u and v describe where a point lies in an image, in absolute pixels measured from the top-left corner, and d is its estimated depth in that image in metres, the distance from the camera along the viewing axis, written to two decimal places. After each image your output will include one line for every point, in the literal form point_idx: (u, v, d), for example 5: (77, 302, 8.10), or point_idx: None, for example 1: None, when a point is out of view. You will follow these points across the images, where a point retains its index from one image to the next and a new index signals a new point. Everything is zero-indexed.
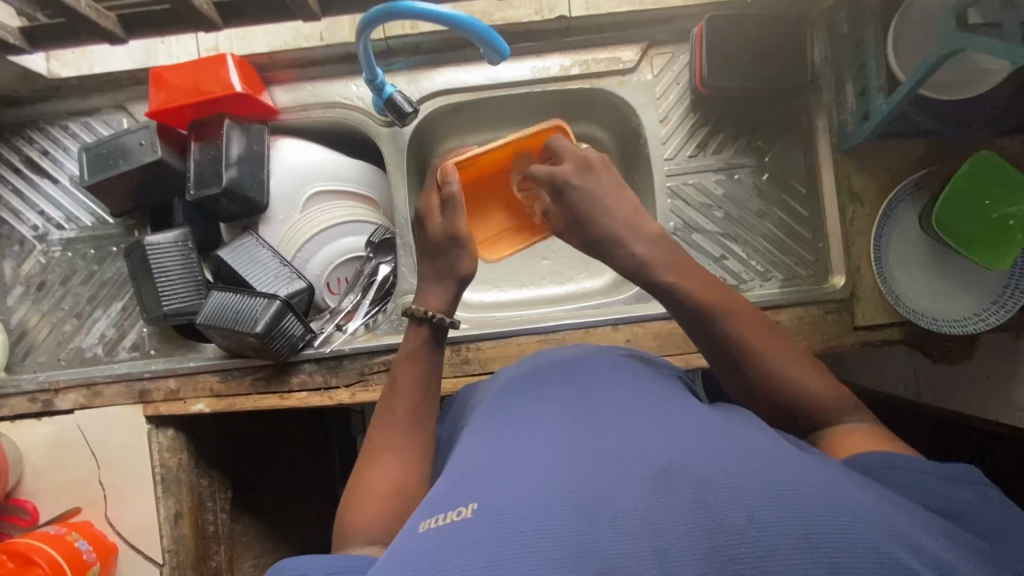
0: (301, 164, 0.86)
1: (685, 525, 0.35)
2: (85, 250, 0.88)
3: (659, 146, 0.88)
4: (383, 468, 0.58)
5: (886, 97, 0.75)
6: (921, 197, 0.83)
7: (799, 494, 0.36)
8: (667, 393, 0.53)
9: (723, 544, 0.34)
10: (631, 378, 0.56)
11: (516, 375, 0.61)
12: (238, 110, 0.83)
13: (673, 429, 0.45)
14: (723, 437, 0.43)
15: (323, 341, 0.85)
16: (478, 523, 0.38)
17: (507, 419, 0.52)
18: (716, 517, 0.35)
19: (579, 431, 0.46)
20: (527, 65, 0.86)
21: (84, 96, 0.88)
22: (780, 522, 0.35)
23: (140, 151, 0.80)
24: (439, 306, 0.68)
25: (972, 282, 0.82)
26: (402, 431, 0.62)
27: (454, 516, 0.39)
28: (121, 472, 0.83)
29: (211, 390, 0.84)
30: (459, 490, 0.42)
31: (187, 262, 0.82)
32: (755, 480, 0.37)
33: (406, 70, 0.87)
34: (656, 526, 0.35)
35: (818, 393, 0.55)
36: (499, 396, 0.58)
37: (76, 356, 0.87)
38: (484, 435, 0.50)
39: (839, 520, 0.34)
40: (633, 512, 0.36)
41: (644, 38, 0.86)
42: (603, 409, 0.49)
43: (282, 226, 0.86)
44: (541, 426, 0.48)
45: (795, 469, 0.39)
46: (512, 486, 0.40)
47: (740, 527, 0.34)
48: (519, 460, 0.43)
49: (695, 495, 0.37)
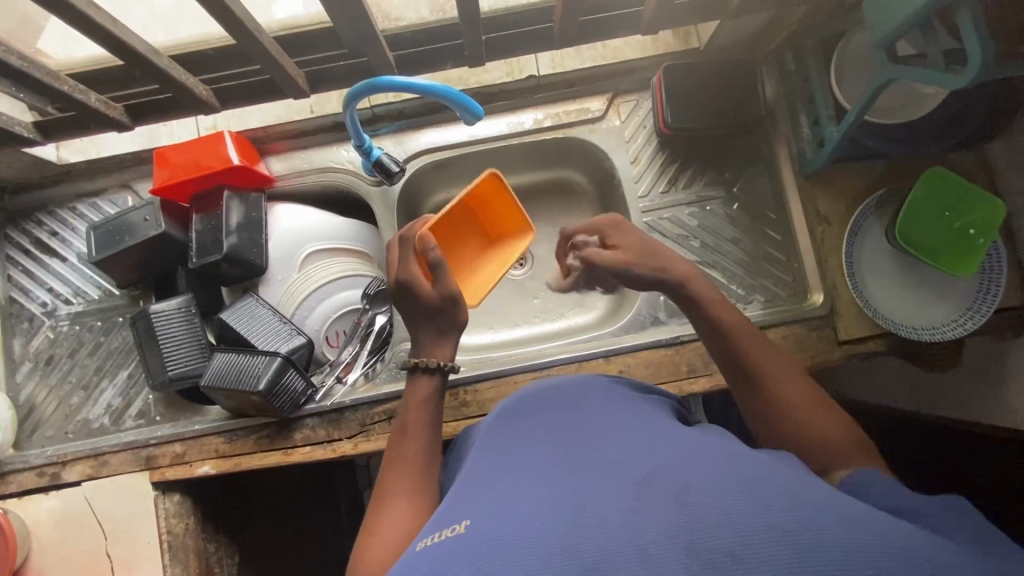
0: (297, 226, 0.91)
1: (663, 524, 0.37)
2: (92, 323, 0.92)
3: (633, 185, 0.93)
4: (394, 514, 0.58)
5: (836, 124, 0.81)
6: (885, 214, 0.88)
7: (775, 498, 0.38)
8: (650, 412, 0.55)
9: (699, 538, 0.36)
10: (616, 400, 0.58)
11: (511, 404, 0.64)
12: (236, 181, 0.88)
13: (657, 444, 0.47)
14: (705, 450, 0.45)
15: (324, 395, 0.87)
16: (468, 536, 0.40)
17: (502, 443, 0.54)
18: (693, 517, 0.37)
19: (568, 449, 0.48)
20: (503, 121, 0.93)
21: (92, 178, 0.94)
22: (753, 516, 0.37)
23: (145, 225, 0.85)
24: (443, 354, 0.69)
25: (948, 290, 0.85)
26: (412, 478, 0.62)
27: (449, 531, 0.42)
28: (128, 541, 0.84)
29: (216, 451, 0.86)
30: (456, 512, 0.45)
31: (191, 327, 0.86)
32: (730, 485, 0.39)
33: (392, 133, 0.94)
34: (635, 525, 0.37)
35: (831, 430, 0.57)
36: (497, 422, 0.61)
37: (84, 428, 0.89)
38: (481, 461, 0.53)
39: (809, 515, 0.37)
40: (615, 516, 0.38)
41: (609, 89, 0.93)
42: (590, 431, 0.51)
43: (280, 286, 0.90)
44: (532, 449, 0.50)
45: (767, 474, 0.41)
46: (502, 503, 0.43)
47: (714, 522, 0.36)
48: (510, 481, 0.46)
49: (674, 496, 0.39)
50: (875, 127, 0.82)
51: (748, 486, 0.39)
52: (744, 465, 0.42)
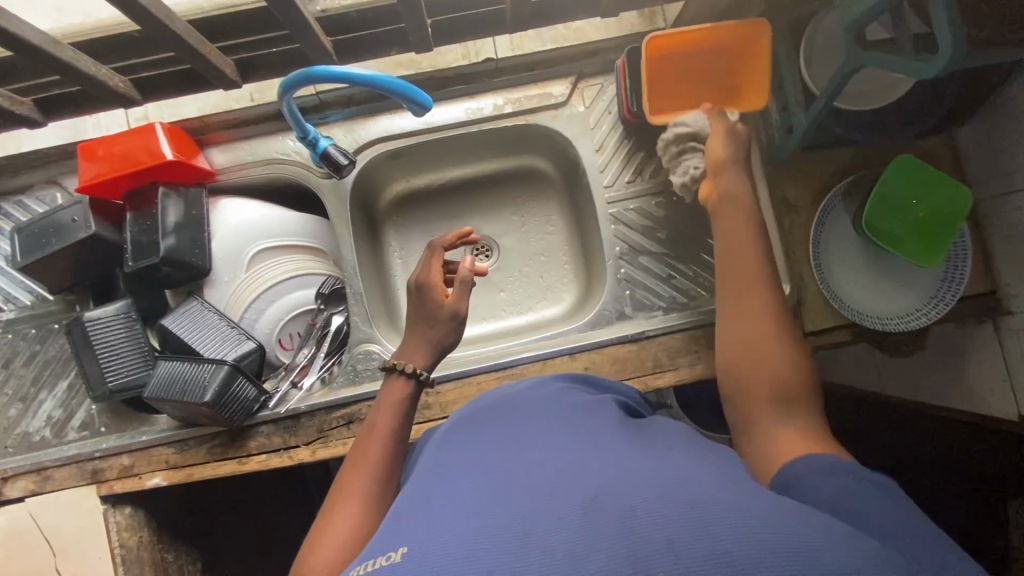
0: (242, 223, 0.86)
1: (607, 553, 0.35)
2: (25, 331, 0.86)
3: (597, 174, 0.89)
4: (347, 515, 0.55)
5: (804, 110, 0.78)
6: (853, 202, 0.85)
7: (724, 524, 0.36)
8: (596, 421, 0.53)
9: (644, 570, 0.34)
10: (563, 409, 0.56)
11: (459, 419, 0.61)
12: (171, 177, 0.82)
13: (606, 460, 0.45)
14: (657, 467, 0.43)
15: (279, 401, 0.83)
16: (403, 569, 0.37)
17: (447, 457, 0.51)
18: (637, 545, 0.35)
19: (514, 464, 0.45)
20: (460, 107, 0.88)
21: (15, 175, 0.87)
22: (696, 544, 0.35)
23: (73, 227, 0.79)
24: (421, 361, 0.68)
25: (913, 279, 0.84)
26: (373, 477, 0.59)
27: (384, 561, 0.38)
28: (78, 557, 0.81)
29: (167, 462, 0.82)
30: (392, 534, 0.41)
31: (132, 334, 0.81)
32: (673, 507, 0.37)
33: (341, 121, 0.88)
34: (579, 557, 0.35)
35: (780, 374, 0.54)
36: (445, 435, 0.58)
37: (23, 442, 0.84)
38: (421, 476, 0.49)
39: (755, 538, 0.35)
40: (560, 548, 0.36)
41: (571, 72, 0.88)
42: (531, 444, 0.48)
43: (227, 287, 0.85)
44: (473, 463, 0.47)
45: (710, 491, 0.39)
46: (440, 526, 0.39)
47: (659, 551, 0.35)
48: (448, 499, 0.42)
49: (622, 523, 0.36)
50: (843, 113, 0.79)
51: (697, 508, 0.37)
52: (697, 482, 0.41)
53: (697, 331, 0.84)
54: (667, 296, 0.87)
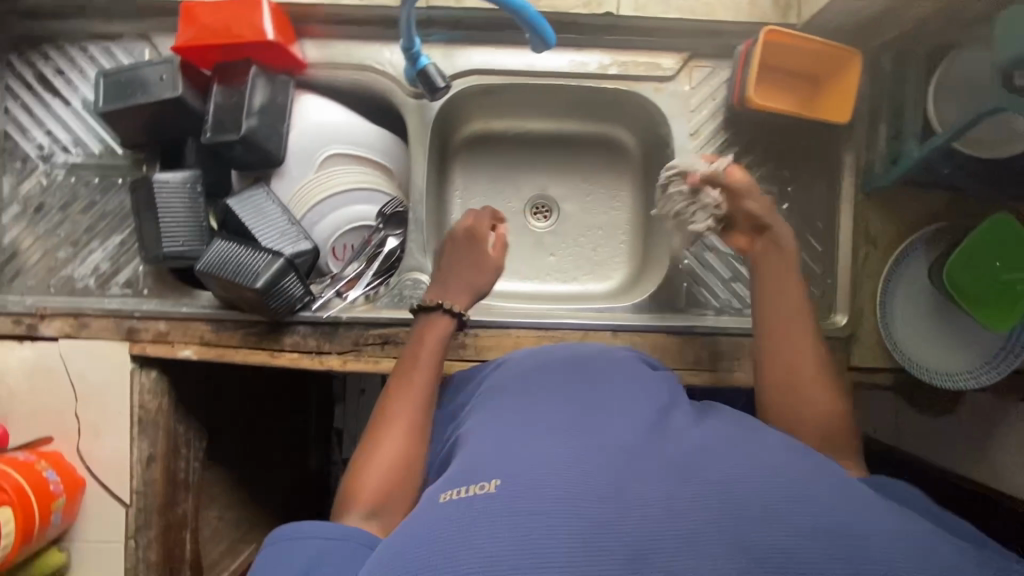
0: (323, 123, 0.85)
1: (706, 515, 0.38)
2: (89, 178, 0.86)
3: (686, 159, 0.86)
4: (392, 442, 0.58)
5: (919, 144, 0.76)
6: (936, 248, 0.82)
7: (808, 504, 0.39)
8: (670, 393, 0.55)
9: (743, 536, 0.37)
10: (638, 374, 0.57)
11: (523, 362, 0.64)
12: (266, 59, 0.81)
13: (683, 430, 0.47)
14: (733, 441, 0.46)
15: (321, 306, 0.84)
16: (503, 499, 0.40)
17: (522, 401, 0.54)
18: (734, 512, 0.38)
19: (594, 420, 0.48)
20: (565, 58, 0.85)
21: (109, 20, 0.85)
22: (793, 520, 0.38)
23: (159, 85, 0.77)
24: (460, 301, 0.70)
25: (970, 339, 0.81)
26: (415, 410, 0.61)
27: (476, 489, 0.42)
28: (99, 407, 0.83)
29: (201, 337, 0.83)
30: (480, 465, 0.45)
31: (193, 206, 0.81)
32: (764, 482, 0.40)
33: (443, 44, 0.85)
34: (678, 516, 0.38)
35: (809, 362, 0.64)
36: (510, 378, 0.61)
37: (66, 285, 0.85)
38: (502, 417, 0.52)
39: (839, 522, 0.38)
40: (656, 502, 0.39)
41: (686, 48, 0.85)
42: (614, 404, 0.51)
43: (295, 183, 0.85)
44: (556, 413, 0.50)
45: (796, 473, 0.42)
46: (532, 466, 0.43)
47: (756, 519, 0.38)
48: (535, 441, 0.46)
49: (712, 489, 0.40)
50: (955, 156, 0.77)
51: (780, 483, 0.40)
52: (775, 459, 0.44)
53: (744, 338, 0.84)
54: (723, 298, 0.86)
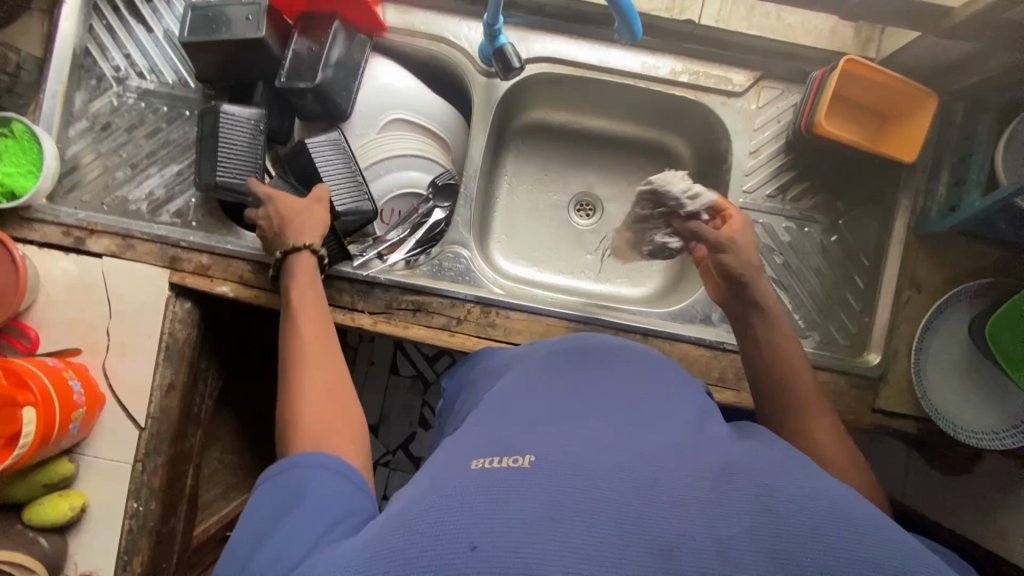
0: (391, 88, 0.87)
1: (745, 521, 0.35)
2: (158, 106, 0.88)
3: (742, 176, 0.87)
4: (311, 378, 0.60)
5: (982, 195, 0.75)
6: (980, 302, 0.81)
7: (853, 519, 0.37)
8: (706, 402, 0.53)
9: (783, 547, 0.34)
10: (674, 379, 0.55)
11: (557, 347, 0.61)
12: (349, 15, 0.82)
13: (727, 441, 0.45)
14: (776, 457, 0.43)
15: (362, 265, 0.84)
16: (535, 476, 0.38)
17: (559, 381, 0.52)
18: (776, 521, 0.36)
19: (633, 413, 0.46)
20: (638, 58, 0.86)
21: None
22: (842, 540, 0.35)
23: (243, 25, 0.80)
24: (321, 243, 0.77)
25: (1001, 400, 0.80)
26: (319, 344, 0.65)
27: (511, 461, 0.40)
28: (130, 328, 0.84)
29: (240, 276, 0.84)
30: (512, 438, 0.43)
31: (254, 144, 0.83)
32: (810, 498, 0.37)
33: (520, 27, 0.86)
34: (717, 519, 0.35)
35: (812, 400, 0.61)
36: (545, 358, 0.58)
37: (119, 205, 0.87)
38: (535, 393, 0.50)
39: (891, 548, 0.35)
40: (693, 500, 0.36)
41: (759, 67, 0.85)
42: (652, 401, 0.48)
43: (357, 141, 0.87)
44: (592, 399, 0.48)
45: (836, 494, 0.40)
46: (572, 447, 0.40)
47: (803, 534, 0.35)
48: (566, 423, 0.44)
49: (755, 497, 0.37)
50: None
51: (826, 501, 0.38)
52: (827, 483, 0.40)
53: None
54: None
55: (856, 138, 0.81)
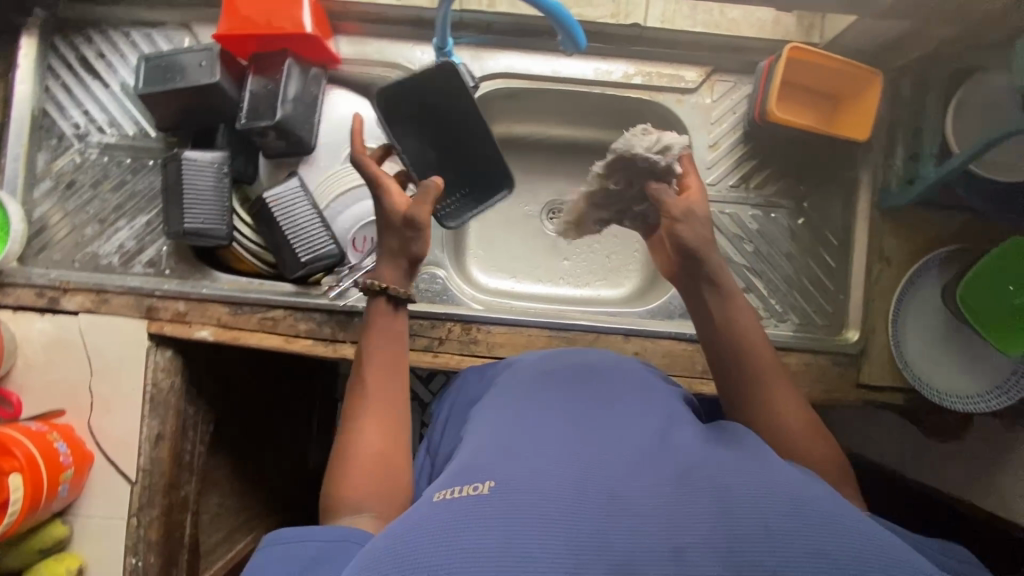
0: (351, 117, 0.87)
1: (703, 529, 0.37)
2: (121, 159, 0.88)
3: (705, 170, 0.88)
4: (364, 433, 0.60)
5: (936, 164, 0.76)
6: (948, 270, 0.83)
7: (816, 509, 0.38)
8: (685, 411, 0.55)
9: (739, 549, 0.35)
10: (655, 390, 0.58)
11: (530, 370, 0.63)
12: (301, 51, 0.83)
13: (690, 445, 0.46)
14: (746, 456, 0.44)
15: (339, 295, 0.85)
16: (492, 501, 0.40)
17: (524, 407, 0.54)
18: (732, 524, 0.37)
19: (595, 431, 0.48)
20: (590, 65, 0.87)
21: (151, 8, 0.89)
22: (797, 537, 0.36)
23: (198, 71, 0.80)
24: (393, 279, 0.69)
25: (980, 363, 0.82)
26: (382, 399, 0.63)
27: (471, 489, 0.42)
28: (113, 383, 0.84)
29: (218, 319, 0.84)
30: (478, 466, 0.45)
31: (219, 187, 0.83)
32: (772, 497, 0.38)
33: (472, 46, 0.87)
34: (672, 527, 0.37)
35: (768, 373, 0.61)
36: (516, 384, 0.61)
37: (91, 261, 0.87)
38: (509, 420, 0.53)
39: (850, 540, 0.35)
40: (649, 513, 0.38)
41: (709, 62, 0.87)
42: (625, 418, 0.51)
43: (321, 174, 0.87)
44: (562, 422, 0.50)
45: (806, 488, 0.40)
46: (529, 471, 0.43)
47: (757, 535, 0.36)
48: (533, 449, 0.46)
49: (713, 502, 0.39)
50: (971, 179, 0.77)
51: (790, 498, 0.38)
52: (790, 478, 0.41)
53: None
54: None
55: (809, 122, 0.83)
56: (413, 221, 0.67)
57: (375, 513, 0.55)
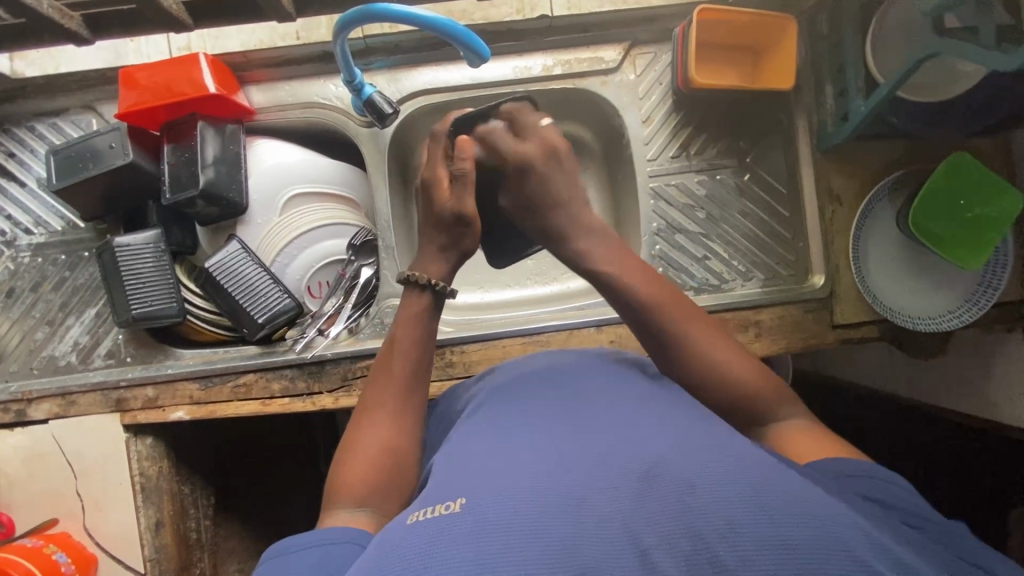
0: (279, 165, 0.85)
1: (668, 529, 0.38)
2: (55, 256, 0.86)
3: (643, 146, 0.88)
4: (373, 430, 0.59)
5: (864, 98, 0.76)
6: (898, 197, 0.83)
7: (780, 499, 0.39)
8: (653, 398, 0.56)
9: (705, 548, 0.36)
10: (620, 386, 0.58)
11: (493, 386, 0.65)
12: (211, 111, 0.81)
13: (652, 435, 0.47)
14: (713, 448, 0.45)
15: (305, 347, 0.84)
16: (463, 518, 0.40)
17: (490, 421, 0.55)
18: (697, 522, 0.38)
19: (568, 435, 0.49)
20: (508, 65, 0.86)
21: (51, 96, 0.86)
22: (761, 528, 0.37)
23: (110, 153, 0.78)
24: (439, 274, 0.68)
25: (946, 280, 0.82)
26: (397, 396, 0.62)
27: (443, 509, 0.42)
28: (99, 481, 0.81)
29: (190, 397, 0.83)
30: (448, 487, 0.45)
31: (159, 265, 0.80)
32: (736, 487, 0.40)
33: (385, 70, 0.85)
34: (639, 530, 0.38)
35: (740, 385, 0.58)
36: (484, 401, 0.62)
37: (49, 365, 0.85)
38: (475, 438, 0.52)
39: (815, 526, 0.37)
40: (617, 518, 0.39)
41: (625, 38, 0.86)
42: (590, 420, 0.51)
43: (260, 229, 0.85)
44: (529, 434, 0.51)
45: (772, 476, 0.41)
46: (497, 485, 0.43)
47: (720, 529, 0.37)
48: (501, 461, 0.46)
49: (678, 498, 0.40)
50: (902, 104, 0.77)
51: (753, 488, 0.40)
52: (750, 466, 0.42)
53: (727, 314, 0.83)
54: (700, 277, 0.86)
55: (729, 79, 0.83)
56: (460, 217, 0.67)
57: (374, 509, 0.54)
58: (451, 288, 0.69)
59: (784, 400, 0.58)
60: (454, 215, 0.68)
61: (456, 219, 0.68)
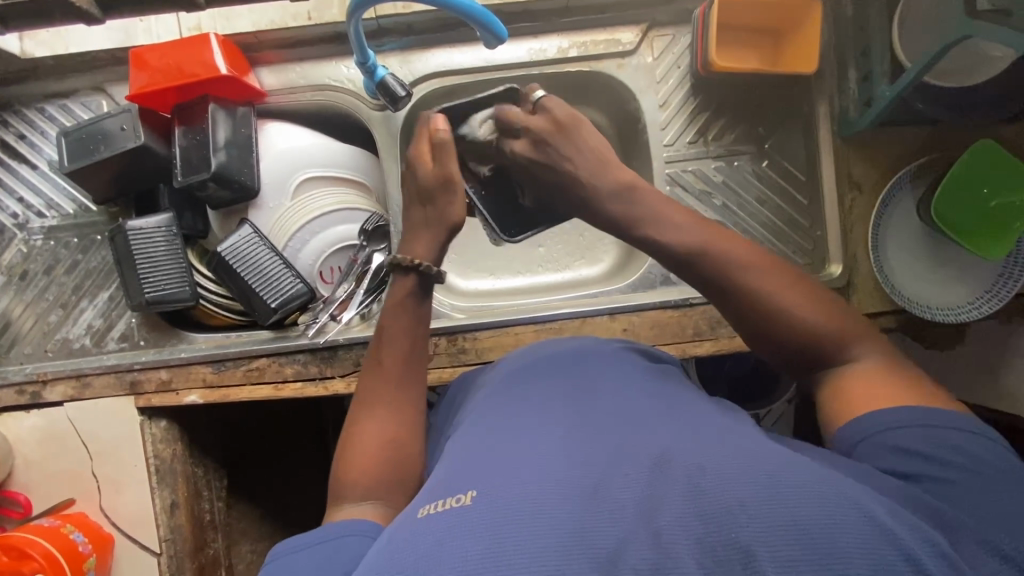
0: (290, 149, 0.84)
1: (681, 513, 0.37)
2: (68, 239, 0.86)
3: (659, 132, 0.86)
4: (372, 423, 0.59)
5: (889, 83, 0.75)
6: (920, 185, 0.81)
7: (801, 484, 0.38)
8: (667, 387, 0.55)
9: (720, 533, 0.36)
10: (633, 374, 0.57)
11: (504, 373, 0.64)
12: (222, 93, 0.80)
13: (664, 423, 0.47)
14: (733, 436, 0.44)
15: (318, 332, 0.83)
16: (474, 511, 0.40)
17: (502, 409, 0.55)
18: (711, 506, 0.37)
19: (580, 424, 0.48)
20: (523, 47, 0.84)
21: (61, 77, 0.85)
22: (774, 512, 0.36)
23: (122, 136, 0.77)
24: (424, 255, 0.66)
25: (966, 271, 0.81)
26: (394, 389, 0.62)
27: (453, 502, 0.42)
28: (114, 463, 0.81)
29: (203, 380, 0.83)
30: (457, 478, 0.45)
31: (172, 249, 0.80)
32: (750, 472, 0.39)
33: (398, 51, 0.84)
34: (653, 517, 0.38)
35: (829, 329, 0.54)
36: (495, 390, 0.61)
37: (63, 347, 0.85)
38: (484, 429, 0.52)
39: (836, 515, 0.36)
40: (631, 506, 0.39)
41: (643, 19, 0.84)
42: (604, 409, 0.50)
43: (272, 214, 0.84)
44: (542, 423, 0.50)
45: (789, 461, 0.40)
46: (509, 477, 0.42)
47: (733, 513, 0.36)
48: (512, 452, 0.46)
49: (691, 483, 0.39)
50: (928, 90, 0.76)
51: (772, 472, 0.39)
52: (773, 455, 0.41)
53: None
54: None
55: (749, 64, 0.82)
56: (448, 179, 0.67)
57: (380, 503, 0.54)
58: (440, 270, 0.67)
59: (865, 338, 0.54)
60: (439, 180, 0.67)
61: (439, 185, 0.67)
